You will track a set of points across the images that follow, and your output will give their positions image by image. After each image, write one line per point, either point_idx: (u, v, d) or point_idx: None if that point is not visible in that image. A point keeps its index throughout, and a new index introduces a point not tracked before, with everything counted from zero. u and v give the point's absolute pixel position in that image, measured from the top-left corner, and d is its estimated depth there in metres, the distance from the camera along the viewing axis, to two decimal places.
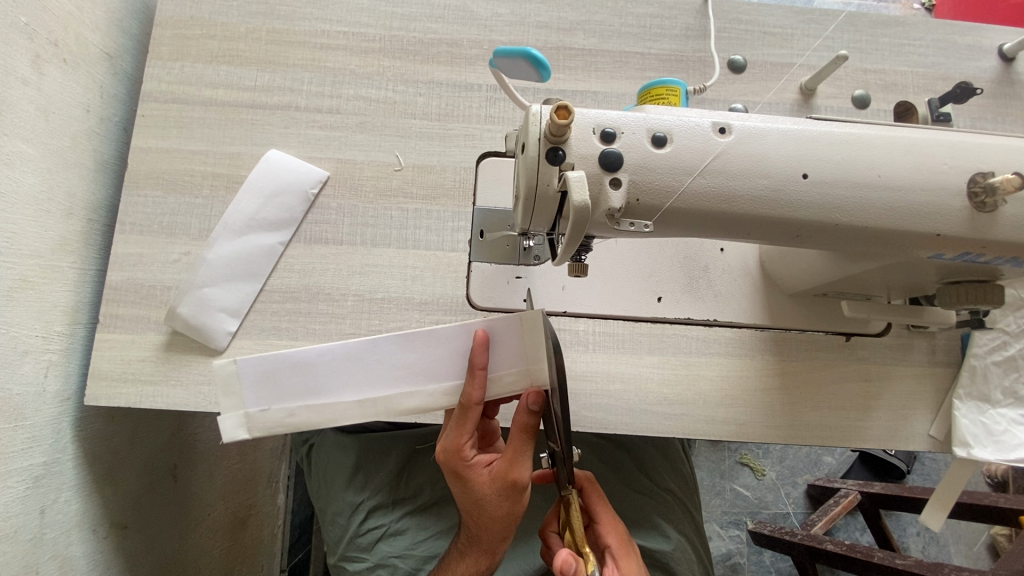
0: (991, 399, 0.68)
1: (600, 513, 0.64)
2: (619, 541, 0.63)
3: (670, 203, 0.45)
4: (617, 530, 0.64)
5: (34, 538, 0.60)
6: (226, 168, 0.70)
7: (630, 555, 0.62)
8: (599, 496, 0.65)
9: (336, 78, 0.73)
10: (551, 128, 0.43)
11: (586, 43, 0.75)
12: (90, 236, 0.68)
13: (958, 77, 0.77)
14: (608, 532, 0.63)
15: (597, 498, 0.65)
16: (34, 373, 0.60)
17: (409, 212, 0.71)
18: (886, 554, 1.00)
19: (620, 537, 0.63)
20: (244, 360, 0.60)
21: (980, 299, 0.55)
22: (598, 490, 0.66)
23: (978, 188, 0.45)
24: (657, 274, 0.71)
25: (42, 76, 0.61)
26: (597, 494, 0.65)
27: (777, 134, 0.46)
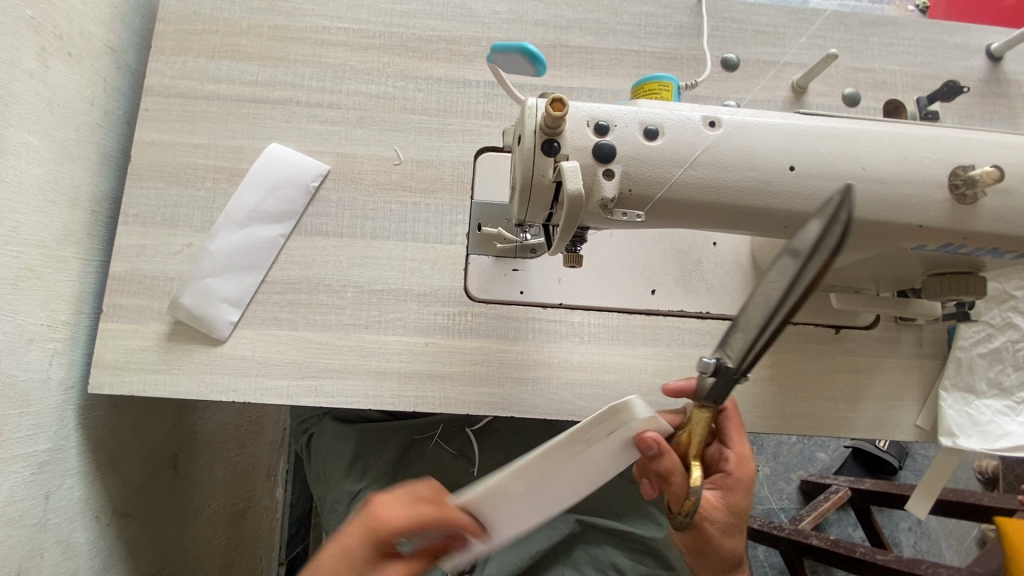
0: (976, 389, 0.70)
1: (728, 436, 0.58)
2: (743, 472, 0.56)
3: (661, 194, 0.46)
4: (743, 463, 0.57)
5: (38, 523, 0.61)
6: (229, 161, 0.71)
7: (744, 489, 0.56)
8: (736, 424, 0.58)
9: (336, 74, 0.74)
10: (546, 121, 0.44)
11: (583, 41, 0.77)
12: (93, 227, 0.69)
13: (946, 76, 0.79)
14: (735, 460, 0.57)
15: (734, 426, 0.58)
16: (39, 361, 0.61)
17: (408, 206, 0.72)
18: (868, 549, 1.03)
19: (743, 470, 0.57)
20: (232, 312, 0.67)
21: (962, 290, 0.57)
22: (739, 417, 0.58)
23: (959, 181, 0.47)
24: (651, 267, 0.73)
25: (47, 70, 0.62)
26: (737, 420, 0.58)
27: (765, 127, 0.47)
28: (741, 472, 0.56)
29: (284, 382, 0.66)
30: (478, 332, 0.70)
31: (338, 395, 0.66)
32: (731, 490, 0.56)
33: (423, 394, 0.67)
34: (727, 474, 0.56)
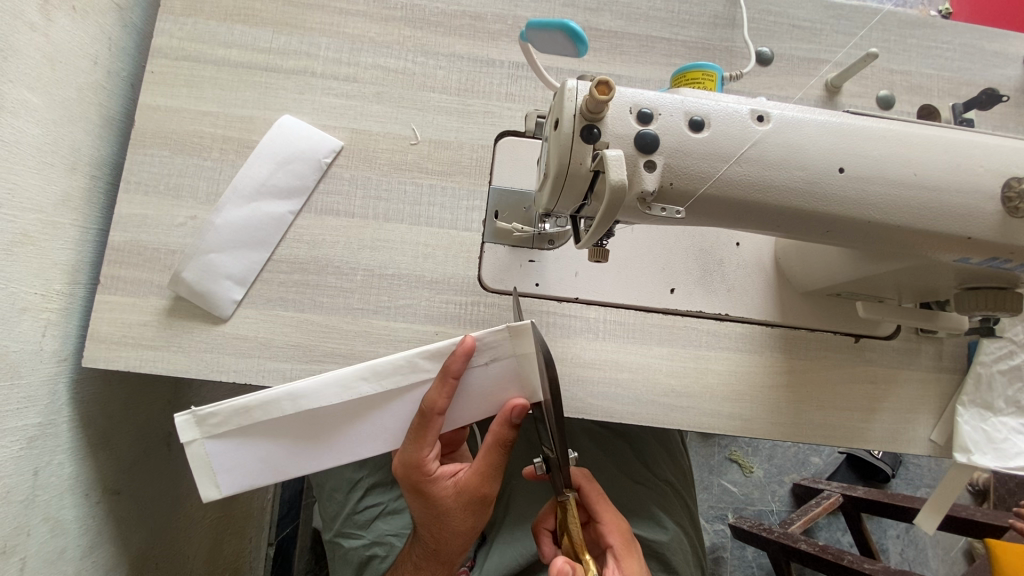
0: (994, 407, 0.68)
1: (600, 515, 0.63)
2: (621, 538, 0.61)
3: (704, 189, 0.44)
4: (621, 528, 0.62)
5: (26, 499, 0.59)
6: (238, 132, 0.68)
7: (630, 554, 0.60)
8: (604, 507, 0.64)
9: (354, 45, 0.71)
10: (588, 104, 0.41)
11: (613, 25, 0.74)
12: (93, 194, 0.66)
13: (983, 84, 0.77)
14: (612, 529, 0.62)
15: (604, 510, 0.63)
16: (32, 331, 0.58)
17: (423, 188, 0.69)
18: (856, 558, 1.01)
19: (621, 537, 0.62)
20: (236, 291, 0.65)
21: (998, 306, 0.55)
22: (597, 494, 0.64)
23: (1013, 193, 0.45)
24: (672, 265, 0.70)
25: (50, 23, 0.59)
26: (596, 494, 0.64)
27: (815, 125, 0.45)
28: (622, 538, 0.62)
29: (288, 365, 0.64)
30: (490, 324, 0.67)
31: None
32: (628, 560, 0.60)
33: None
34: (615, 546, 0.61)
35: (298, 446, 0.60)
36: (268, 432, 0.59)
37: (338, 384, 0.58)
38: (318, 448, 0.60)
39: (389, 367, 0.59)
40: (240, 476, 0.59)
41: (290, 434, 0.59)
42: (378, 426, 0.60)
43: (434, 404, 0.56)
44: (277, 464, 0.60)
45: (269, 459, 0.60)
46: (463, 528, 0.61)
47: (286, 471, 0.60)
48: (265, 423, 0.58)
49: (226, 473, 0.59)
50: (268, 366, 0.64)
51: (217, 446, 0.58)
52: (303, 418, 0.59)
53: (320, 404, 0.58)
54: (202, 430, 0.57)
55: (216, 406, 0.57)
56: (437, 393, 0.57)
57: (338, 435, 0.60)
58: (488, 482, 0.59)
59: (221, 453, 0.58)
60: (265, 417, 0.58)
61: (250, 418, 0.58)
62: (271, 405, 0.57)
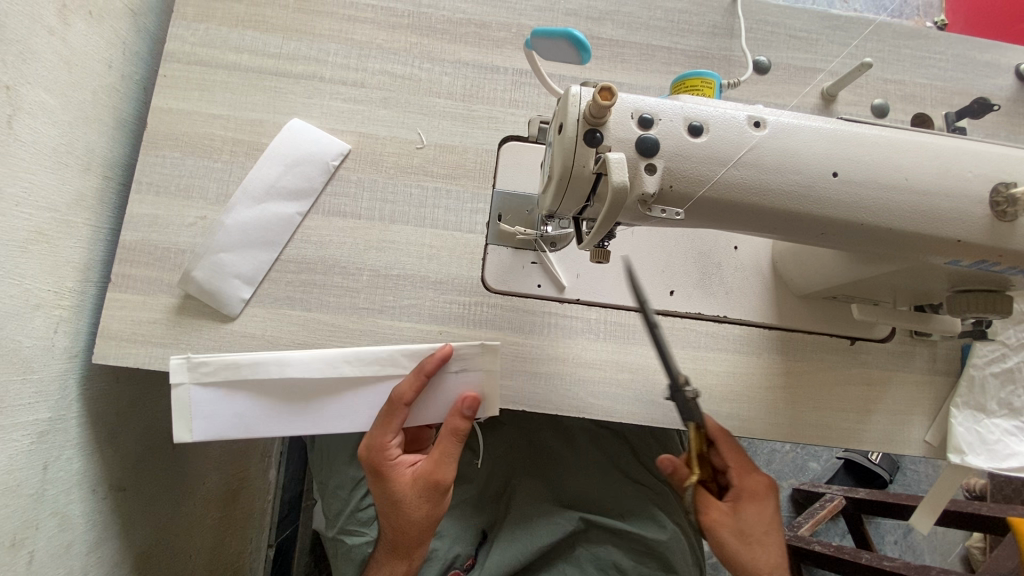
0: (987, 408, 0.70)
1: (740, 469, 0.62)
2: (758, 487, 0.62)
3: (703, 192, 0.46)
4: (751, 474, 0.62)
5: (35, 493, 0.60)
6: (247, 135, 0.69)
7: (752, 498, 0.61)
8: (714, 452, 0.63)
9: (362, 51, 0.73)
10: (591, 109, 0.43)
11: (614, 34, 0.76)
12: (105, 194, 0.67)
13: (975, 93, 0.79)
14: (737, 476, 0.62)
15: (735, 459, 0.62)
16: (44, 327, 0.59)
17: (429, 191, 0.71)
18: (873, 556, 1.02)
19: (759, 483, 0.62)
20: (245, 290, 0.66)
21: (988, 309, 0.57)
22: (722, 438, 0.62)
23: (1001, 198, 0.46)
24: (671, 268, 0.72)
25: (67, 27, 0.60)
26: (724, 439, 0.62)
27: (810, 131, 0.46)
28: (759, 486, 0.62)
29: None
30: (493, 324, 0.68)
31: None
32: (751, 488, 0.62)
33: None
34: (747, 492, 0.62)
35: (275, 410, 0.64)
36: (252, 391, 0.63)
37: (325, 362, 0.64)
38: (291, 416, 0.64)
39: (373, 356, 0.64)
40: (211, 424, 0.63)
41: (272, 398, 0.63)
42: (350, 408, 0.64)
43: (400, 395, 0.60)
44: (251, 424, 0.63)
45: (244, 418, 0.63)
46: (418, 516, 0.61)
47: (256, 430, 0.64)
48: (252, 383, 0.63)
49: (201, 421, 0.63)
50: (274, 363, 0.65)
51: (202, 393, 0.63)
52: (286, 386, 0.63)
53: (305, 375, 0.63)
54: (191, 375, 0.63)
55: (212, 356, 0.63)
56: (406, 386, 0.60)
57: (311, 410, 0.64)
58: (442, 468, 0.60)
59: (201, 402, 0.63)
60: (251, 376, 0.63)
61: (237, 374, 0.63)
62: (262, 366, 0.63)
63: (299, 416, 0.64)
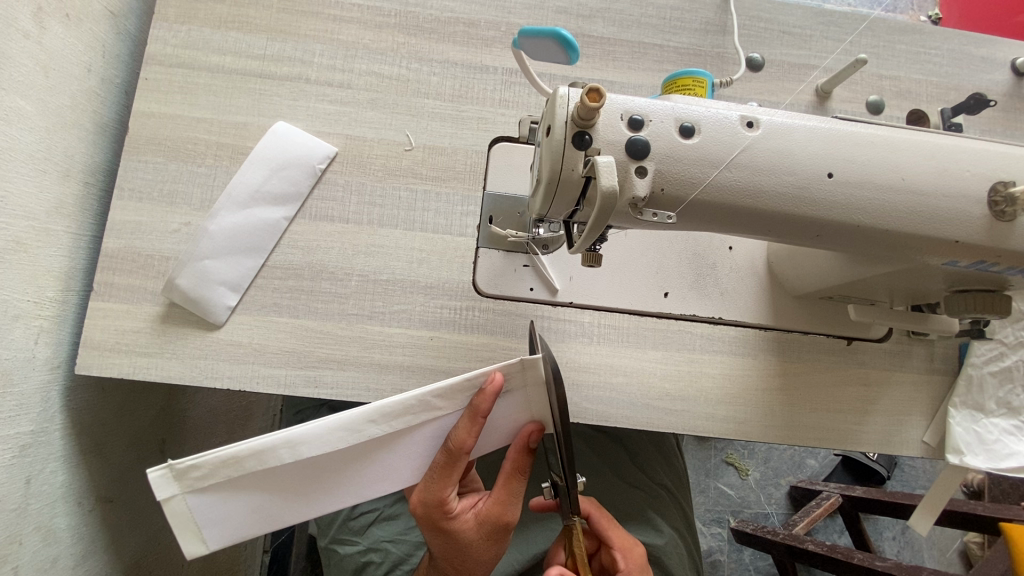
0: (985, 408, 0.69)
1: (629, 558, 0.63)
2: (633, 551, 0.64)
3: (695, 195, 0.44)
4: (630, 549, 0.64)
5: (18, 508, 0.58)
6: (231, 138, 0.68)
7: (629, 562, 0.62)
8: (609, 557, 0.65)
9: (348, 52, 0.71)
10: (579, 111, 0.42)
11: (605, 31, 0.74)
12: (87, 201, 0.66)
13: (971, 89, 0.78)
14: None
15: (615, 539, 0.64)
16: (24, 338, 0.58)
17: (418, 193, 0.70)
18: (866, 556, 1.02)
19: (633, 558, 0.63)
20: (231, 297, 0.64)
21: (988, 309, 0.56)
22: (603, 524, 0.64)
23: (999, 197, 0.45)
24: (665, 269, 0.71)
25: (43, 31, 0.59)
26: (605, 519, 0.64)
27: (804, 131, 0.45)
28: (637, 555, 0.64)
29: (283, 370, 0.64)
30: (484, 329, 0.67)
31: (339, 386, 0.64)
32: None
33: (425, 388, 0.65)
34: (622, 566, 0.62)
35: (297, 494, 0.58)
36: (264, 481, 0.56)
37: (342, 432, 0.55)
38: (318, 496, 0.58)
39: (395, 410, 0.56)
40: (229, 528, 0.57)
41: (291, 483, 0.57)
42: (384, 467, 0.59)
43: (461, 442, 0.55)
44: (272, 513, 0.58)
45: (264, 509, 0.57)
46: (487, 558, 0.60)
47: (282, 519, 0.58)
48: (258, 473, 0.55)
49: (216, 527, 0.57)
50: (263, 372, 0.64)
51: (205, 498, 0.55)
52: (301, 466, 0.56)
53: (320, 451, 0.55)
54: (183, 485, 0.54)
55: (198, 459, 0.54)
56: (465, 432, 0.55)
57: (341, 484, 0.58)
58: (508, 511, 0.58)
59: (207, 507, 0.56)
60: (257, 467, 0.55)
61: (240, 469, 0.55)
62: (265, 455, 0.54)
63: (326, 488, 0.58)
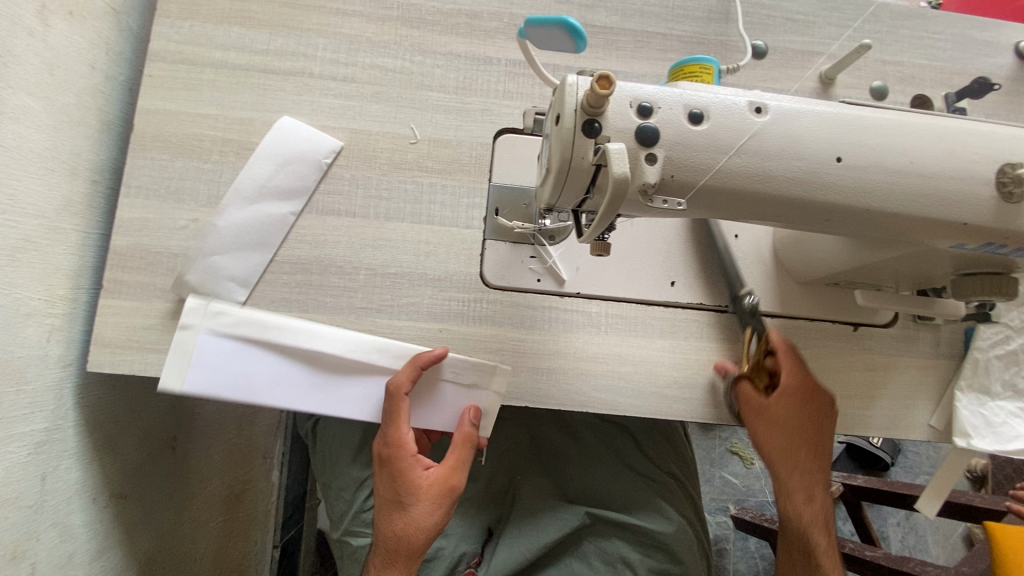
0: (991, 391, 0.70)
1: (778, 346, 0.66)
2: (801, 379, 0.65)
3: (705, 181, 0.45)
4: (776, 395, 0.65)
5: (34, 505, 0.59)
6: (237, 134, 0.68)
7: (826, 410, 0.65)
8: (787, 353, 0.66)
9: (351, 45, 0.71)
10: (589, 98, 0.42)
11: (608, 21, 0.74)
12: (94, 199, 0.66)
13: (975, 73, 0.77)
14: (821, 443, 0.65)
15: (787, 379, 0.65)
16: (36, 336, 0.58)
17: (424, 186, 0.70)
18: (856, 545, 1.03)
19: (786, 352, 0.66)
20: (240, 291, 0.65)
21: (994, 291, 0.56)
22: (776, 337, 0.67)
23: (1007, 178, 0.45)
24: (672, 258, 0.71)
25: (47, 28, 0.59)
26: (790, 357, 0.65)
27: (812, 115, 0.45)
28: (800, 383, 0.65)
29: None
30: (493, 320, 0.68)
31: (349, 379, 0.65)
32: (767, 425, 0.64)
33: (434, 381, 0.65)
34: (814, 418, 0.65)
35: (278, 382, 0.62)
36: (257, 357, 0.62)
37: (343, 339, 0.63)
38: (297, 392, 0.62)
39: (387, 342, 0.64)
40: (202, 377, 0.60)
41: (277, 371, 0.62)
42: (352, 396, 0.63)
43: (399, 385, 0.61)
44: (247, 390, 0.61)
45: (239, 384, 0.61)
46: (429, 525, 0.59)
47: (253, 398, 0.61)
48: (260, 346, 0.62)
49: (200, 368, 0.60)
50: None
51: (214, 338, 0.61)
52: (293, 353, 0.62)
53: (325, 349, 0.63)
54: (206, 318, 0.61)
55: (230, 308, 0.62)
56: (402, 375, 0.61)
57: (326, 388, 0.63)
58: (458, 473, 0.61)
59: (206, 348, 0.61)
60: (262, 342, 0.62)
61: (252, 334, 0.62)
62: (279, 333, 0.62)
63: (311, 389, 0.63)
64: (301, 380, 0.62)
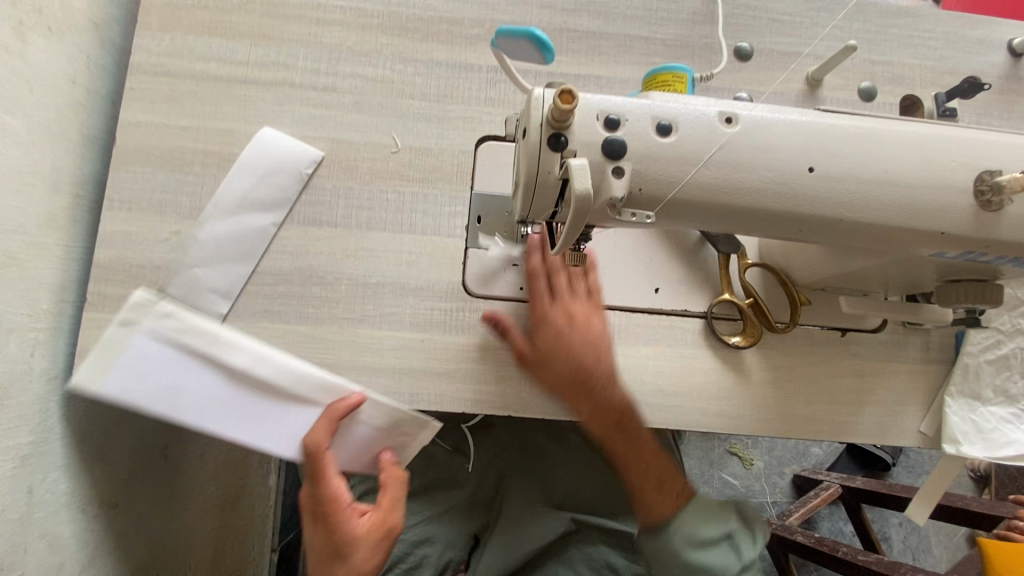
0: (983, 396, 0.69)
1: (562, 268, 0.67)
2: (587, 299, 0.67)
3: (674, 193, 0.44)
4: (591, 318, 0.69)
5: (21, 517, 0.59)
6: (218, 146, 0.68)
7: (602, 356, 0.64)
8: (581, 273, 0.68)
9: (331, 55, 0.71)
10: (553, 113, 0.41)
11: (590, 25, 0.73)
12: (77, 213, 0.66)
13: (965, 72, 0.76)
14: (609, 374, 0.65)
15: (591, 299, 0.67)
16: (19, 351, 0.59)
17: (405, 196, 0.69)
18: (851, 549, 1.02)
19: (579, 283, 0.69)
20: (222, 304, 0.65)
21: (978, 299, 0.55)
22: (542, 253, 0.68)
23: (985, 187, 0.44)
24: (655, 265, 0.71)
25: (26, 45, 0.59)
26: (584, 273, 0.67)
27: (784, 125, 0.45)
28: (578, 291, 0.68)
29: None
30: (475, 329, 0.67)
31: None
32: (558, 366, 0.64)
33: (416, 391, 0.65)
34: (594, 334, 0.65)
35: (210, 399, 0.58)
36: (193, 371, 0.57)
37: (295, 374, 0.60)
38: (224, 415, 0.58)
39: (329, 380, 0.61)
40: (127, 381, 0.55)
41: (209, 390, 0.58)
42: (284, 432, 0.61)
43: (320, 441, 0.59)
44: (173, 403, 0.56)
45: (165, 397, 0.56)
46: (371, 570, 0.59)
47: (177, 412, 0.57)
48: (205, 361, 0.58)
49: (120, 371, 0.55)
50: None
51: (156, 341, 0.56)
52: (233, 374, 0.58)
53: (265, 375, 0.59)
54: (153, 314, 0.56)
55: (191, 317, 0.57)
56: (320, 432, 0.59)
57: (258, 415, 0.59)
58: (394, 513, 0.61)
59: (137, 351, 0.55)
60: (207, 357, 0.58)
61: (209, 346, 0.58)
62: (223, 350, 0.58)
63: (238, 414, 0.59)
64: (234, 400, 0.58)
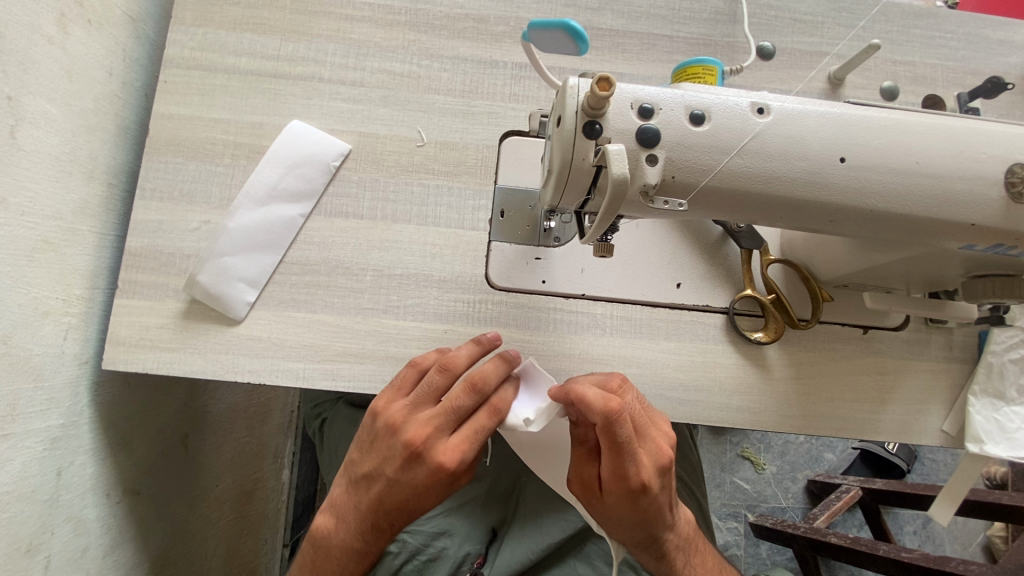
0: (1006, 396, 0.68)
1: (595, 419, 0.50)
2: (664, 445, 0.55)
3: (706, 181, 0.45)
4: (647, 446, 0.53)
5: (50, 499, 0.60)
6: (248, 138, 0.70)
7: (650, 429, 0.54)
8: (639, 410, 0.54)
9: (360, 50, 0.72)
10: (590, 100, 0.42)
11: (614, 23, 0.74)
12: (111, 201, 0.68)
13: (988, 72, 0.76)
14: (657, 522, 0.58)
15: (625, 464, 0.51)
16: (54, 335, 0.60)
17: (430, 189, 0.70)
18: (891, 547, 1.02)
19: (662, 442, 0.55)
20: (250, 292, 0.66)
21: (1006, 293, 0.55)
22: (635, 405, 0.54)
23: (1016, 179, 0.45)
24: (677, 260, 0.72)
25: (67, 36, 0.61)
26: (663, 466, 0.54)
27: (815, 115, 0.45)
28: (658, 460, 0.54)
29: (301, 364, 0.65)
30: (498, 321, 0.68)
31: (355, 379, 0.65)
32: (632, 460, 0.51)
33: None
34: (626, 514, 0.55)
35: (259, 250, 0.67)
36: (255, 240, 0.67)
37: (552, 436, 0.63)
38: (270, 247, 0.67)
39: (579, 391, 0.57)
40: (217, 282, 0.65)
41: (264, 239, 0.67)
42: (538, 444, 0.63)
43: (433, 431, 0.55)
44: (244, 237, 0.67)
45: (234, 245, 0.66)
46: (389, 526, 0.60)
47: (237, 256, 0.66)
48: (269, 229, 0.67)
49: (226, 232, 0.66)
50: (285, 366, 0.65)
51: (245, 220, 0.67)
52: (300, 323, 0.66)
53: (281, 215, 0.68)
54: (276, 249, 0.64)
55: (273, 211, 0.68)
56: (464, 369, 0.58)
57: (292, 246, 0.68)
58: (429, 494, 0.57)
59: (234, 253, 0.66)
60: (272, 231, 0.67)
61: (278, 231, 0.67)
62: (287, 212, 0.68)
63: (280, 244, 0.67)
64: (276, 250, 0.67)
